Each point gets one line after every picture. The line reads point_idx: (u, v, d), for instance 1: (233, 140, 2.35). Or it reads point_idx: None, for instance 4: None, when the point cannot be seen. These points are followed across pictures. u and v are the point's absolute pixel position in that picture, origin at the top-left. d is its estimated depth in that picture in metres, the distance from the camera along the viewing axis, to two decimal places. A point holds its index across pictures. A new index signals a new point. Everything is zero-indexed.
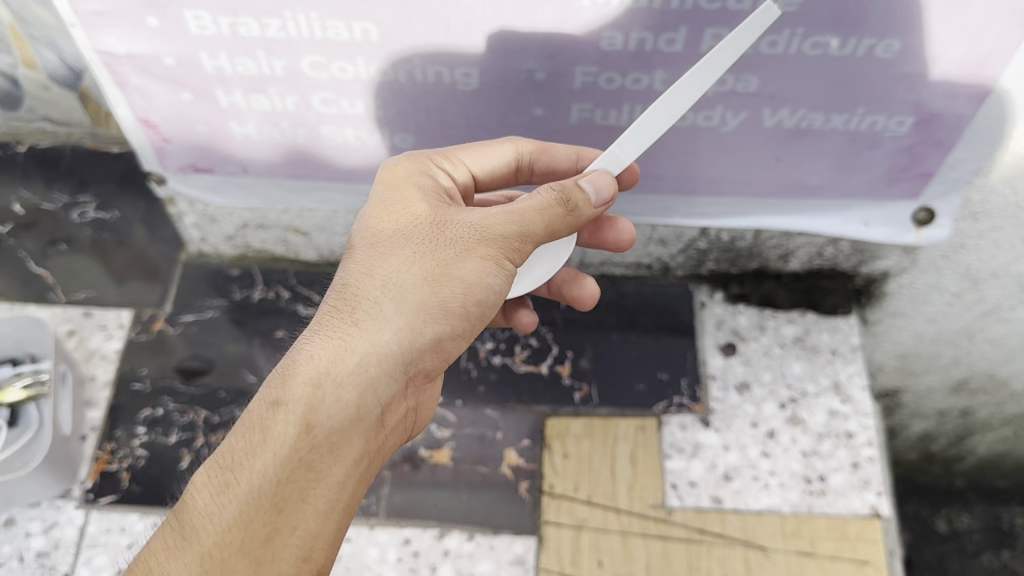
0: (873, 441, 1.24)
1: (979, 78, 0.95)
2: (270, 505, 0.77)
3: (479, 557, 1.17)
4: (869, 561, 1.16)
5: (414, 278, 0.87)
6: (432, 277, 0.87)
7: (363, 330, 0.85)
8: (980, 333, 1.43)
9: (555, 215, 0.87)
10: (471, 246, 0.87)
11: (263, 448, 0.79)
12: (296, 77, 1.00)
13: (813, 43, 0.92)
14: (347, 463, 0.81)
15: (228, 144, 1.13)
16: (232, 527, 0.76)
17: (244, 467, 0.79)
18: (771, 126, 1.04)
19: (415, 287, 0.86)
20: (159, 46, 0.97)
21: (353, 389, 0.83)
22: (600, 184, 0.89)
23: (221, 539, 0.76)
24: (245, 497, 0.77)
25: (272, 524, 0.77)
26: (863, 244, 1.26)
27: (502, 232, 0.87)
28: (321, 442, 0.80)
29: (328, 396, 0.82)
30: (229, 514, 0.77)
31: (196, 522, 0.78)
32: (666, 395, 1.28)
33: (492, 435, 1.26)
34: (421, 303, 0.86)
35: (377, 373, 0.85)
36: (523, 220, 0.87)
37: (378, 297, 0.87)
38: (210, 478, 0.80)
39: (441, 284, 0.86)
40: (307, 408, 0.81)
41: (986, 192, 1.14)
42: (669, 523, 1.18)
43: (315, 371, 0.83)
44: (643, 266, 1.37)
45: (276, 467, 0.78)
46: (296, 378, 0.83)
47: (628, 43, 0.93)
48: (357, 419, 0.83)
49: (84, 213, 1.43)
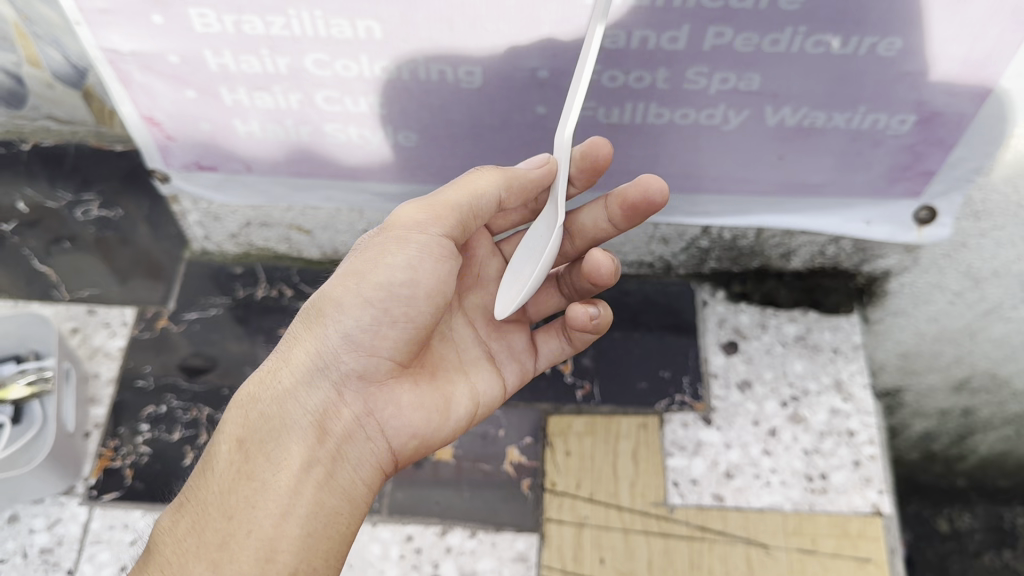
0: (875, 439, 1.25)
1: (981, 76, 0.95)
2: (220, 514, 0.86)
3: (481, 554, 1.17)
4: (870, 558, 1.16)
5: (327, 292, 0.94)
6: (343, 284, 0.94)
7: (287, 349, 0.95)
8: (982, 332, 1.43)
9: (474, 182, 0.93)
10: (378, 248, 0.93)
11: (210, 470, 0.90)
12: (300, 75, 1.01)
13: (815, 41, 0.93)
14: (289, 468, 0.88)
15: (232, 141, 1.13)
16: (190, 537, 0.85)
17: (199, 490, 0.89)
18: (773, 124, 1.05)
19: (328, 299, 0.94)
20: (164, 44, 0.98)
21: (278, 403, 0.91)
22: (532, 160, 0.95)
23: (181, 550, 0.85)
24: (199, 511, 0.87)
25: (224, 531, 0.85)
26: (864, 242, 1.27)
27: (408, 223, 0.93)
28: (255, 452, 0.89)
29: (257, 410, 0.91)
30: (185, 528, 0.86)
31: (161, 540, 0.88)
32: (668, 393, 1.29)
33: (495, 433, 1.26)
34: (325, 311, 0.94)
35: (293, 384, 0.92)
36: (431, 210, 0.92)
37: (301, 320, 0.96)
38: (176, 503, 0.91)
39: (341, 291, 0.93)
40: (238, 428, 0.91)
41: (987, 190, 1.14)
42: (671, 521, 1.18)
43: (248, 392, 0.93)
44: (646, 264, 1.38)
45: (222, 480, 0.88)
46: (236, 403, 0.93)
47: (631, 41, 0.93)
48: (286, 428, 0.90)
49: (87, 211, 1.45)
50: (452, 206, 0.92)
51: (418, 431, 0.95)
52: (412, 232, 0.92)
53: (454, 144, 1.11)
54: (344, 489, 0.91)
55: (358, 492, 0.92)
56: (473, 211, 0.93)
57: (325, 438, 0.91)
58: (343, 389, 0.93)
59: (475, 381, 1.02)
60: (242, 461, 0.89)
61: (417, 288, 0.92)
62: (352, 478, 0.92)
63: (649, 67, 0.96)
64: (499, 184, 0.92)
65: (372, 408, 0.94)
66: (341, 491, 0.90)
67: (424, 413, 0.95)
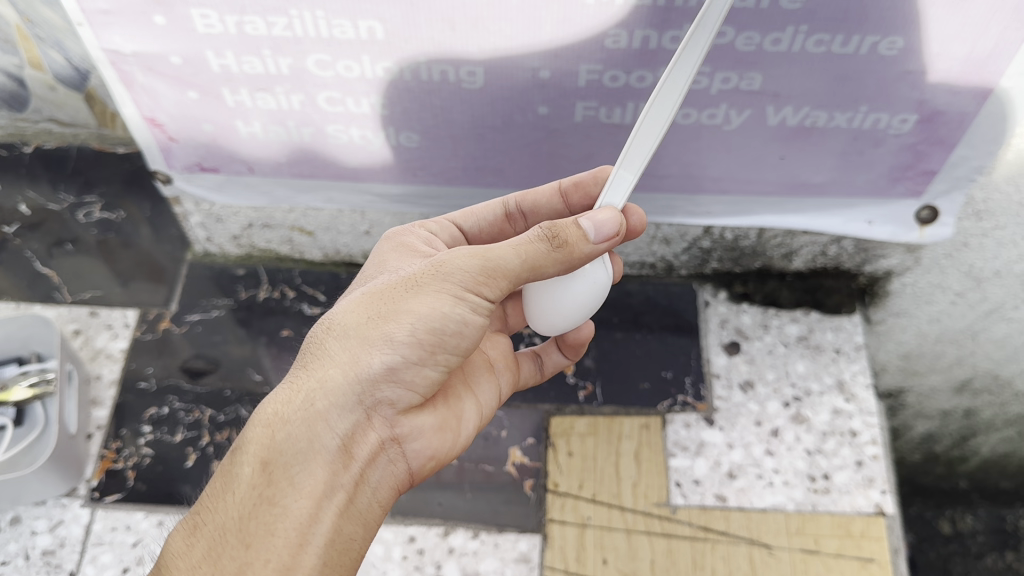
0: (877, 439, 1.25)
1: (982, 75, 0.95)
2: (238, 541, 0.82)
3: (484, 555, 1.17)
4: (874, 559, 1.16)
5: (361, 316, 0.88)
6: (379, 315, 0.87)
7: (315, 369, 0.88)
8: (984, 332, 1.43)
9: (537, 253, 0.83)
10: (422, 283, 0.87)
11: (229, 492, 0.85)
12: (303, 75, 1.01)
13: (816, 40, 0.93)
14: (312, 495, 0.84)
15: (234, 144, 1.14)
16: (204, 562, 0.82)
17: (215, 512, 0.85)
18: (774, 124, 1.05)
19: (362, 324, 0.88)
20: (166, 45, 0.98)
21: (304, 428, 0.86)
22: (601, 221, 0.85)
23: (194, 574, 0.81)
24: (214, 532, 0.83)
25: (241, 559, 0.81)
26: (866, 242, 1.27)
27: (456, 268, 0.85)
28: (278, 476, 0.85)
29: (282, 434, 0.86)
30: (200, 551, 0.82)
31: (172, 562, 0.83)
32: (670, 394, 1.29)
33: (497, 434, 1.26)
34: (364, 338, 0.87)
35: (326, 409, 0.86)
36: (484, 256, 0.84)
37: (328, 338, 0.89)
38: (188, 520, 0.87)
39: (384, 322, 0.86)
40: (262, 450, 0.86)
41: (989, 190, 1.15)
42: (674, 521, 1.18)
43: (274, 412, 0.87)
44: (647, 265, 1.38)
45: (240, 504, 0.84)
46: (258, 420, 0.88)
47: (633, 41, 0.93)
48: (313, 452, 0.86)
49: (90, 213, 1.46)
50: (509, 273, 0.84)
51: (435, 453, 0.94)
52: (465, 287, 0.85)
53: (456, 145, 1.11)
54: (362, 513, 0.88)
55: (373, 516, 0.89)
56: (529, 280, 0.86)
57: (351, 463, 0.87)
58: (374, 414, 0.89)
59: (479, 397, 1.02)
60: (263, 485, 0.85)
61: (464, 339, 0.88)
62: (370, 501, 0.89)
63: (650, 67, 0.96)
64: (559, 267, 0.85)
65: (400, 434, 0.90)
66: (358, 517, 0.87)
67: (441, 436, 0.94)
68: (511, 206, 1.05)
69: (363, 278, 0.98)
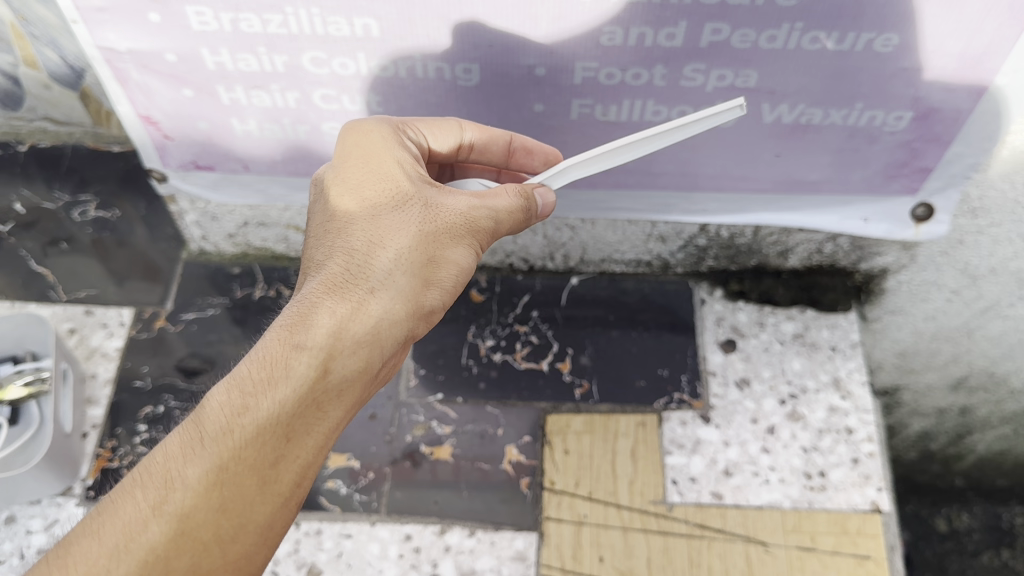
0: (873, 436, 1.25)
1: (977, 73, 0.96)
2: (278, 438, 0.76)
3: (480, 553, 1.17)
4: (870, 556, 1.16)
5: (422, 253, 0.86)
6: (433, 258, 0.87)
7: (375, 295, 0.83)
8: (979, 329, 1.44)
9: (519, 219, 0.94)
10: (466, 233, 0.89)
11: (276, 390, 0.77)
12: (298, 73, 1.01)
13: (811, 37, 0.93)
14: (346, 412, 0.82)
15: (230, 141, 1.13)
16: (246, 451, 0.75)
17: (256, 407, 0.76)
18: (770, 121, 1.05)
19: (420, 258, 0.86)
20: (161, 42, 0.98)
21: (360, 347, 0.81)
22: (547, 201, 0.97)
23: (236, 454, 0.75)
24: (257, 426, 0.75)
25: (279, 452, 0.76)
26: (862, 240, 1.28)
27: (487, 224, 0.90)
28: (331, 388, 0.79)
29: (344, 352, 0.80)
30: (240, 440, 0.75)
31: (208, 420, 0.76)
32: (666, 391, 1.29)
33: (494, 432, 1.26)
34: (421, 275, 0.86)
35: (382, 334, 0.83)
36: (501, 216, 0.91)
37: (391, 270, 0.85)
38: (218, 407, 0.76)
39: (437, 267, 0.88)
40: (319, 360, 0.79)
41: (984, 187, 1.15)
42: (670, 519, 1.18)
43: (335, 326, 0.80)
44: (643, 263, 1.38)
45: (288, 406, 0.77)
46: (316, 329, 0.80)
47: (628, 38, 0.93)
48: (362, 372, 0.82)
49: (84, 212, 1.45)
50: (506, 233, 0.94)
51: None
52: (487, 242, 0.91)
53: None
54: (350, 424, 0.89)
55: None
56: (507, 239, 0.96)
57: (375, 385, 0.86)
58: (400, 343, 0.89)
59: None
60: (311, 393, 0.78)
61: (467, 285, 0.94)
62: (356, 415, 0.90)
63: (645, 64, 0.96)
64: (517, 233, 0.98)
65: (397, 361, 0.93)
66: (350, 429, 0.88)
67: None
68: (467, 139, 0.99)
69: (390, 186, 0.90)
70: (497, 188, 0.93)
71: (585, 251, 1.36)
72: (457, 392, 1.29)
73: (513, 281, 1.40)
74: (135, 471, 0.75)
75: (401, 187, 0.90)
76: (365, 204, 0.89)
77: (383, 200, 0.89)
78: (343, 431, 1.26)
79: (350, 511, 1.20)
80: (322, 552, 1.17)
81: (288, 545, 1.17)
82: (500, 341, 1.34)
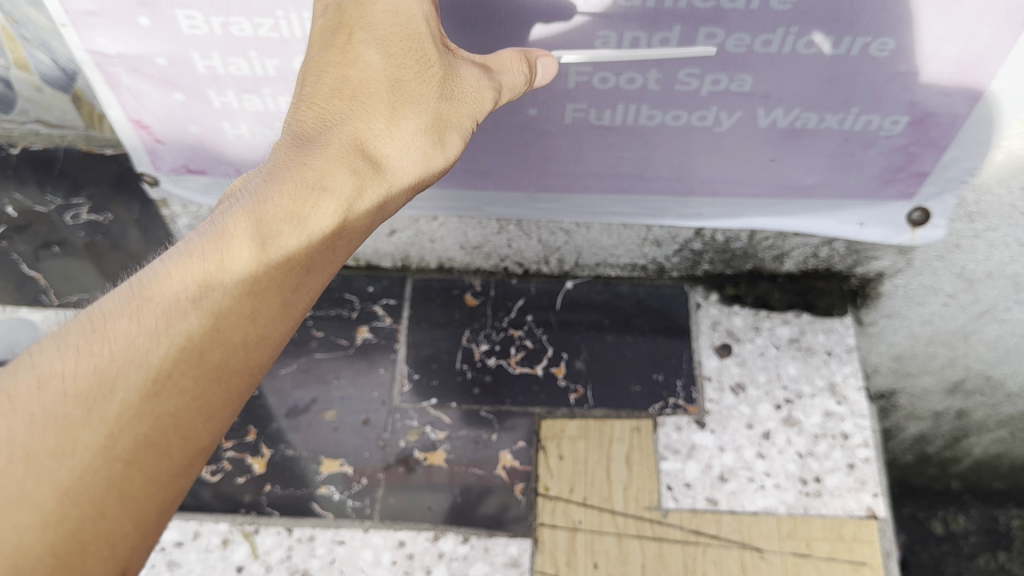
0: (869, 441, 1.25)
1: (973, 77, 0.95)
2: (298, 275, 0.68)
3: (474, 559, 1.16)
4: (866, 562, 1.15)
5: (443, 127, 0.83)
6: (447, 133, 0.83)
7: (393, 159, 0.79)
8: (976, 333, 1.44)
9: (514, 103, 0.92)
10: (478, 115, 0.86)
11: (303, 230, 0.68)
12: (290, 77, 1.00)
13: (807, 42, 0.92)
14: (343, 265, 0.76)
15: (222, 145, 1.13)
16: (268, 293, 0.65)
17: (283, 245, 0.67)
18: (765, 126, 1.04)
19: (439, 131, 0.83)
20: (152, 46, 0.97)
21: (376, 203, 0.77)
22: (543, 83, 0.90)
23: (253, 292, 0.64)
24: (282, 267, 0.66)
25: (296, 289, 0.68)
26: (857, 244, 1.27)
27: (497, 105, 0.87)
28: (344, 239, 0.73)
29: (365, 206, 0.75)
30: (266, 280, 0.65)
31: (222, 262, 0.63)
32: (661, 397, 1.28)
33: (488, 437, 1.25)
34: (434, 146, 0.83)
35: (388, 202, 0.79)
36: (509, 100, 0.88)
37: (412, 136, 0.81)
38: (237, 237, 0.64)
39: (444, 138, 0.83)
40: (346, 210, 0.72)
41: (981, 192, 1.14)
42: (664, 525, 1.18)
43: (364, 180, 0.75)
44: (638, 267, 1.38)
45: (313, 248, 0.69)
46: (345, 178, 0.73)
47: (622, 42, 0.93)
48: (367, 230, 0.77)
49: (77, 215, 1.45)
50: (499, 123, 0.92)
51: None
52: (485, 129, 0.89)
53: None
54: None
55: None
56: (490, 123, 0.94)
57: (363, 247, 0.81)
58: None
59: None
60: (332, 241, 0.71)
61: None
62: None
63: (639, 68, 0.96)
64: None
65: None
66: None
67: None
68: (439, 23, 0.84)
69: (410, 42, 0.82)
70: (500, 51, 0.87)
71: (580, 255, 1.36)
72: (451, 397, 1.29)
73: (508, 285, 1.39)
74: (122, 302, 0.59)
75: (429, 52, 0.82)
76: (389, 55, 0.82)
77: (407, 54, 0.82)
78: (337, 437, 1.25)
79: (343, 517, 1.19)
80: (315, 558, 1.16)
81: (281, 551, 1.17)
82: (494, 346, 1.33)
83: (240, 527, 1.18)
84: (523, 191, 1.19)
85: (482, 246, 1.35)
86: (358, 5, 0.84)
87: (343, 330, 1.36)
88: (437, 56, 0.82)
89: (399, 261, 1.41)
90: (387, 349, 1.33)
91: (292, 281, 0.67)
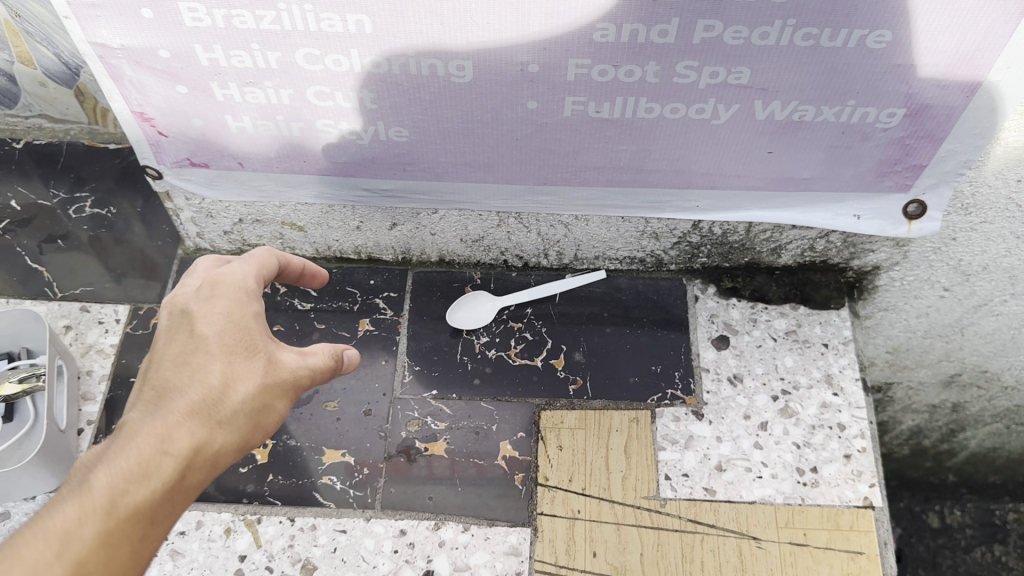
0: (865, 432, 1.26)
1: (970, 68, 0.96)
2: (139, 529, 0.73)
3: (474, 548, 1.17)
4: (862, 551, 1.16)
5: (270, 408, 0.86)
6: (277, 392, 0.87)
7: (229, 426, 0.82)
8: (972, 326, 1.46)
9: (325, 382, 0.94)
10: (309, 359, 0.91)
11: (140, 507, 0.73)
12: (292, 69, 1.01)
13: (804, 34, 0.93)
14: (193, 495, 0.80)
15: (224, 137, 1.14)
16: (109, 544, 0.71)
17: (126, 509, 0.73)
18: (763, 119, 1.05)
19: (268, 411, 0.86)
20: (154, 39, 0.98)
21: (208, 464, 0.80)
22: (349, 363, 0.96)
23: (102, 544, 0.71)
24: (120, 514, 0.72)
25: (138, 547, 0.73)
26: (853, 237, 1.29)
27: (320, 372, 0.91)
28: (184, 497, 0.78)
29: (202, 461, 0.80)
30: (107, 543, 0.71)
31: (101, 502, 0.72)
32: (659, 388, 1.29)
33: (488, 428, 1.27)
34: (262, 416, 0.85)
35: (217, 458, 0.82)
36: (323, 374, 0.92)
37: (241, 412, 0.83)
38: (81, 500, 0.72)
39: (263, 417, 0.85)
40: (177, 461, 0.77)
41: (977, 184, 1.16)
42: (663, 514, 1.19)
43: (194, 452, 0.79)
44: (637, 260, 1.39)
45: (150, 504, 0.74)
46: (173, 452, 0.78)
47: (621, 35, 0.94)
48: (210, 471, 0.81)
49: (81, 208, 1.49)
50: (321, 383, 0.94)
51: None
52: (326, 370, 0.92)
53: (446, 139, 1.11)
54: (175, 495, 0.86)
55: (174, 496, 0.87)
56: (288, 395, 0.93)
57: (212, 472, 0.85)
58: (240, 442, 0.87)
59: None
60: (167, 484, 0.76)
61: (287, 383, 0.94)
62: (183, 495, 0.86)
63: (639, 61, 0.97)
64: None
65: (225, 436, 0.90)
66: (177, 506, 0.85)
67: None
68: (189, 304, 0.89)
69: (236, 329, 0.87)
70: (313, 349, 0.92)
71: (579, 248, 1.37)
72: (451, 388, 1.30)
73: (508, 278, 1.41)
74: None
75: (251, 343, 0.87)
76: (212, 350, 0.86)
77: (225, 352, 0.86)
78: (338, 427, 1.27)
79: (345, 507, 1.20)
80: (316, 547, 1.17)
81: (283, 540, 1.17)
82: (494, 338, 1.34)
83: (243, 517, 1.19)
84: (523, 184, 1.20)
85: (481, 239, 1.36)
86: (196, 301, 0.89)
87: (345, 322, 1.37)
88: (261, 345, 0.88)
89: (400, 255, 1.42)
90: (388, 341, 1.35)
91: (195, 470, 0.79)
